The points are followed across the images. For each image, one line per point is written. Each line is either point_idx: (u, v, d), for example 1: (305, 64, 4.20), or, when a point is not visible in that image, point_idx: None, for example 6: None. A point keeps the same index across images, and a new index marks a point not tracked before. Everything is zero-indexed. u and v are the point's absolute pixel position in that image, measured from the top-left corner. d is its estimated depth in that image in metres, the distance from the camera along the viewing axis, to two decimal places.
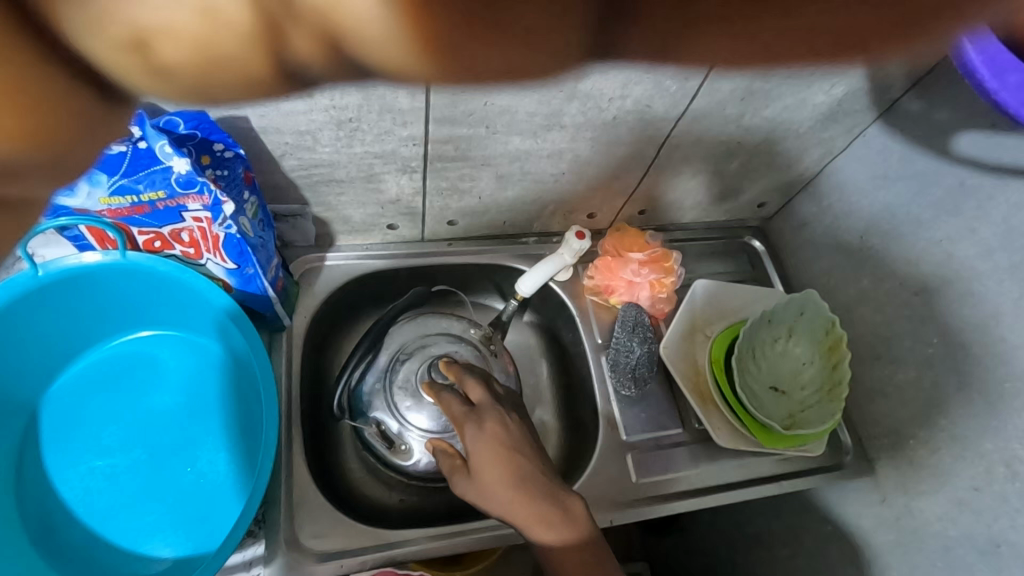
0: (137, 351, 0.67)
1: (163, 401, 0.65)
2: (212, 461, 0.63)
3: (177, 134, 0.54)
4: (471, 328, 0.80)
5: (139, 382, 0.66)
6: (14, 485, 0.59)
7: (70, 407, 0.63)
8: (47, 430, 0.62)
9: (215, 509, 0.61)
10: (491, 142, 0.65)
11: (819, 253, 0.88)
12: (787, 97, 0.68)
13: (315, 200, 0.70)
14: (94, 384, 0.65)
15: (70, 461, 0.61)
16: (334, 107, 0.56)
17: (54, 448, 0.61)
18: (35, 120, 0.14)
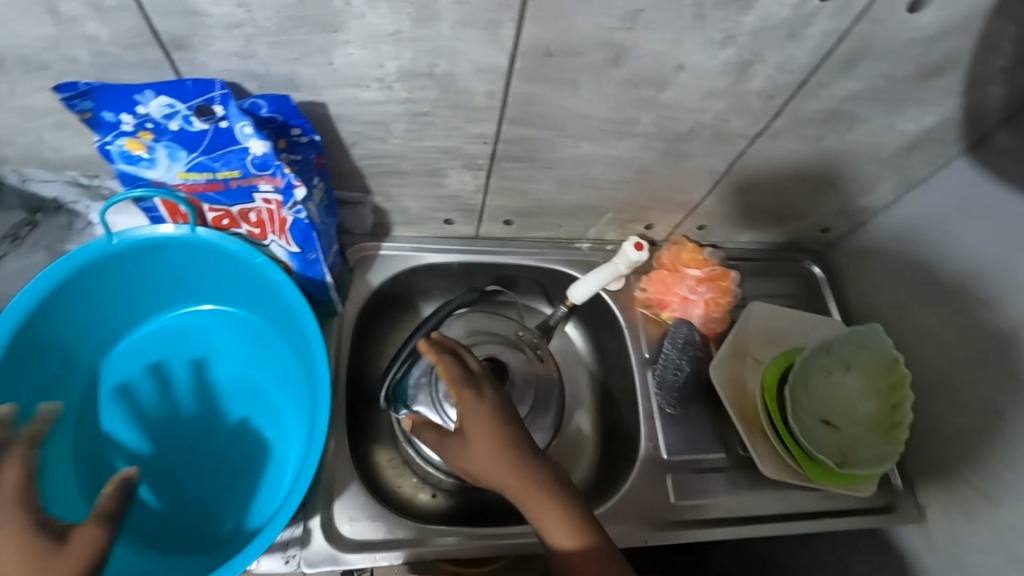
0: (195, 324, 0.68)
1: (219, 376, 0.66)
2: (259, 439, 0.64)
3: (259, 117, 0.53)
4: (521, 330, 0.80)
5: (196, 354, 0.67)
6: (72, 443, 0.61)
7: (128, 373, 0.65)
8: (106, 393, 0.64)
9: (258, 486, 0.61)
10: (560, 146, 0.64)
11: (882, 286, 0.84)
12: (872, 121, 0.65)
13: (377, 189, 0.69)
14: (152, 353, 0.66)
15: (125, 426, 0.62)
16: (410, 100, 0.55)
17: (111, 412, 0.63)
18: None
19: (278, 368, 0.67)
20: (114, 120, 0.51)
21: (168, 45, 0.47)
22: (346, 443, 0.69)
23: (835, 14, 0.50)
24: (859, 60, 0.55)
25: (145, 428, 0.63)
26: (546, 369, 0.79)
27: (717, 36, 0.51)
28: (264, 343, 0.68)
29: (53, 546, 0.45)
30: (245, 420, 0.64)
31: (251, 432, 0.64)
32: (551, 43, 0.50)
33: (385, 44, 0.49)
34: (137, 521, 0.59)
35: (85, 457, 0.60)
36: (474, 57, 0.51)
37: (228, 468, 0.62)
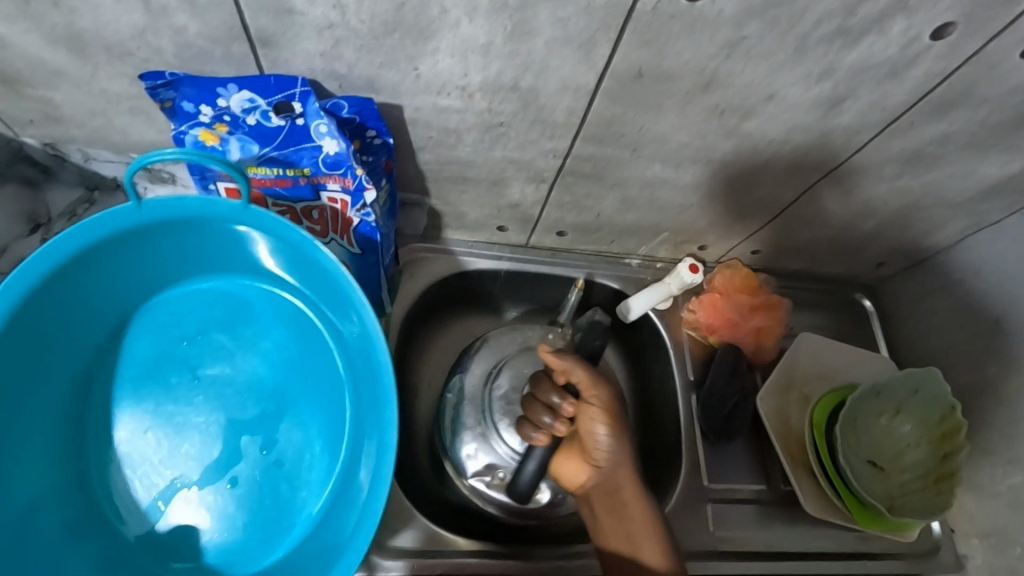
0: (220, 296, 0.56)
1: (249, 368, 0.55)
2: (292, 459, 0.54)
3: (339, 118, 0.52)
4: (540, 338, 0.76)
5: (220, 339, 0.55)
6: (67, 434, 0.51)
7: (139, 357, 0.54)
8: (108, 373, 0.53)
9: (285, 515, 0.53)
10: (631, 166, 0.62)
11: (934, 328, 0.82)
12: (956, 163, 0.62)
13: (437, 193, 0.68)
14: (169, 328, 0.54)
15: (132, 419, 0.52)
16: (488, 110, 0.54)
17: (113, 399, 0.52)
18: None
19: (321, 360, 0.56)
20: (193, 110, 0.50)
21: (255, 41, 0.46)
22: None
23: (942, 55, 0.48)
24: (957, 103, 0.53)
25: (153, 426, 0.52)
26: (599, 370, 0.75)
27: (815, 69, 0.49)
28: (303, 327, 0.56)
29: None
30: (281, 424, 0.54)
31: (282, 449, 0.54)
32: (644, 66, 0.48)
33: (474, 54, 0.47)
34: (162, 541, 0.51)
35: (79, 453, 0.51)
36: (563, 74, 0.49)
37: (260, 486, 0.53)
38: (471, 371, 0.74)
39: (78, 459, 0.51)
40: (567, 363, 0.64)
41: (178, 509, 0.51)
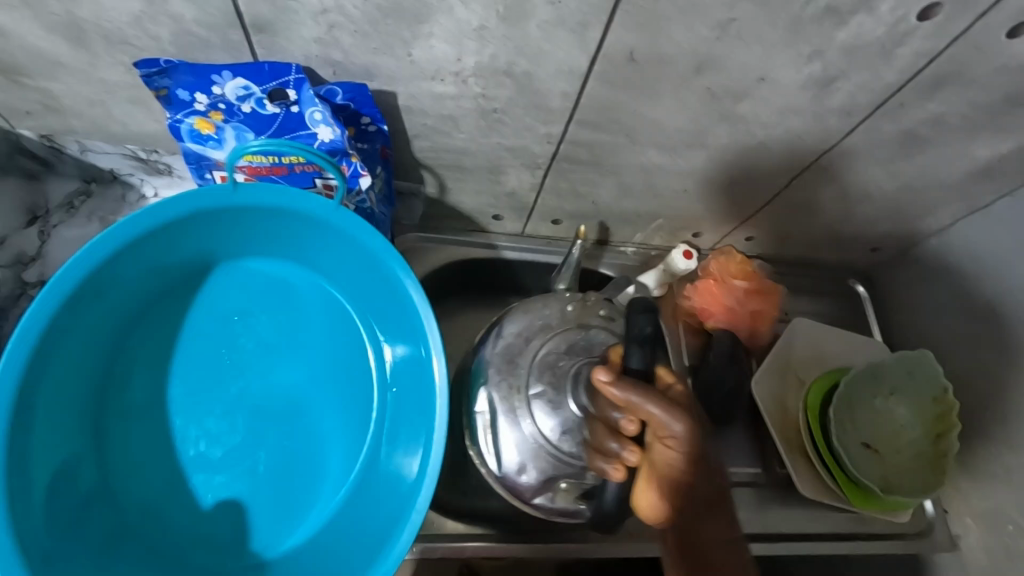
0: (279, 290, 0.60)
1: (293, 373, 0.58)
2: (330, 455, 0.57)
3: (332, 104, 0.52)
4: (553, 311, 0.64)
5: (276, 330, 0.58)
6: (118, 396, 0.54)
7: (192, 343, 0.56)
8: (165, 345, 0.56)
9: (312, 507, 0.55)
10: (626, 152, 0.62)
11: (928, 312, 0.83)
12: (949, 146, 0.63)
13: (433, 182, 0.69)
14: (231, 313, 0.58)
15: (184, 395, 0.55)
16: (483, 96, 0.54)
17: (167, 373, 0.55)
18: None
19: (362, 375, 0.59)
20: (188, 98, 0.51)
21: (250, 28, 0.47)
22: None
23: (931, 35, 0.49)
24: (947, 83, 0.54)
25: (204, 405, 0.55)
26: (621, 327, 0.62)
27: (806, 51, 0.49)
28: (345, 341, 0.59)
29: None
30: (318, 435, 0.57)
31: (324, 446, 0.57)
32: (636, 48, 0.49)
33: (469, 39, 0.48)
34: (188, 518, 0.53)
35: (127, 418, 0.54)
36: (557, 58, 0.50)
37: (296, 477, 0.56)
38: (492, 375, 0.61)
39: (119, 432, 0.53)
40: (631, 393, 0.44)
41: (212, 488, 0.54)
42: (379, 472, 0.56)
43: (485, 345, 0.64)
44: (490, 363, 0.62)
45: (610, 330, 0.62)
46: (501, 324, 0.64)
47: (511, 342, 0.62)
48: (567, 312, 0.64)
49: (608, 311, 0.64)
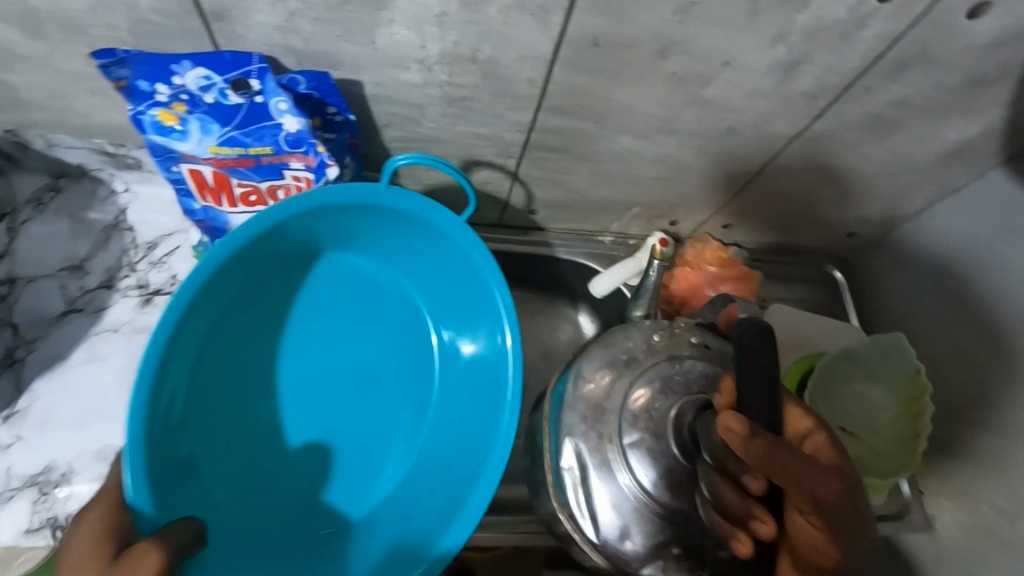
0: (377, 277, 0.68)
1: (369, 361, 0.66)
2: (405, 431, 0.65)
3: (296, 93, 0.52)
4: (637, 345, 0.58)
5: (374, 314, 0.67)
6: (243, 348, 0.63)
7: (305, 314, 0.65)
8: (279, 311, 0.64)
9: (382, 472, 0.64)
10: (598, 139, 0.62)
11: (905, 296, 0.83)
12: (917, 128, 0.63)
13: (406, 172, 0.68)
14: (335, 293, 0.66)
15: (292, 356, 0.64)
16: (450, 83, 0.54)
17: (280, 336, 0.64)
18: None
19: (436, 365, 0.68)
20: (149, 90, 0.50)
21: (208, 16, 0.46)
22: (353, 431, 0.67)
23: (892, 17, 0.49)
24: (911, 65, 0.54)
25: (310, 371, 0.64)
26: (720, 351, 0.56)
27: (769, 33, 0.50)
28: (417, 339, 0.68)
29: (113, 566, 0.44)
30: (385, 420, 0.65)
31: (401, 422, 0.65)
32: (599, 32, 0.49)
33: (430, 25, 0.47)
34: (275, 468, 0.62)
35: (241, 369, 0.62)
36: (521, 43, 0.49)
37: (374, 447, 0.64)
38: (582, 426, 0.55)
39: (236, 378, 0.62)
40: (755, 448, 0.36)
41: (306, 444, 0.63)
42: (442, 454, 0.65)
43: (566, 393, 0.58)
44: (574, 409, 0.56)
45: (707, 358, 0.55)
46: (583, 367, 0.58)
47: (597, 386, 0.56)
48: (653, 342, 0.58)
49: (698, 337, 0.58)
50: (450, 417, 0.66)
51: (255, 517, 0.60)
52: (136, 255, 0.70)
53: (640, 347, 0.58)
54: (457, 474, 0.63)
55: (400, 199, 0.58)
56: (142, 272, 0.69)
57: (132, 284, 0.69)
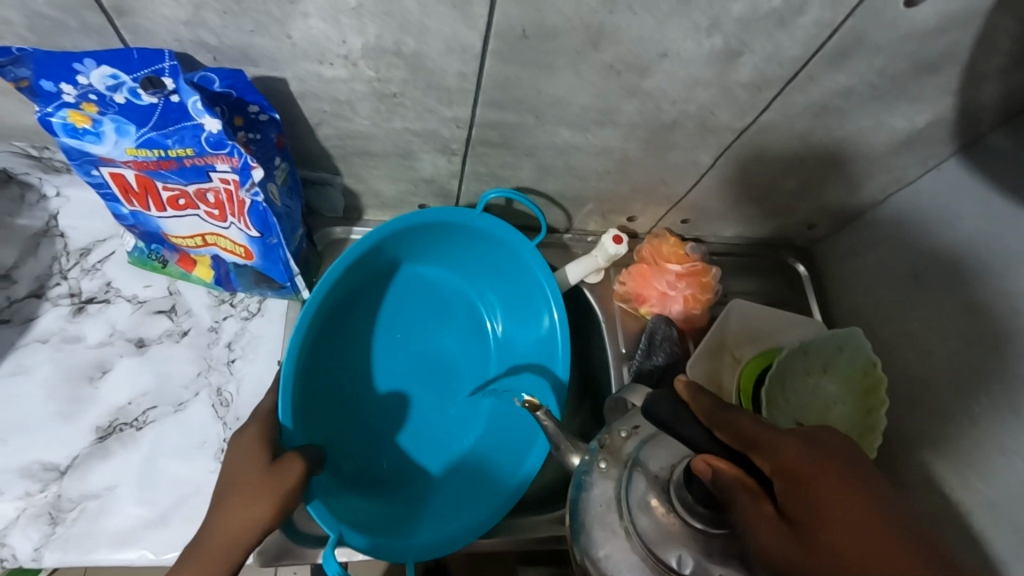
0: (450, 282, 0.76)
1: (441, 345, 0.73)
2: (466, 414, 0.72)
3: (211, 92, 0.50)
4: (602, 495, 0.46)
5: (446, 311, 0.75)
6: (335, 326, 0.69)
7: (391, 306, 0.73)
8: (366, 299, 0.72)
9: (440, 446, 0.70)
10: (539, 133, 0.61)
11: (862, 287, 0.82)
12: (865, 118, 0.62)
13: (347, 171, 0.66)
14: (417, 290, 0.74)
15: (375, 339, 0.71)
16: (378, 79, 0.52)
17: (367, 319, 0.71)
18: (242, 482, 0.51)
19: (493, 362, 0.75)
20: (54, 90, 0.47)
21: (110, 11, 0.44)
22: (339, 425, 0.67)
23: (827, 4, 0.48)
24: (851, 53, 0.53)
25: (390, 355, 0.71)
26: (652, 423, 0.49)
27: (702, 23, 0.48)
28: (479, 327, 0.76)
29: (269, 466, 0.53)
30: (451, 388, 0.72)
31: (463, 407, 0.72)
32: (526, 24, 0.47)
33: (347, 17, 0.45)
34: (346, 437, 0.67)
35: (334, 346, 0.69)
36: (444, 35, 0.48)
37: (439, 426, 0.70)
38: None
39: (330, 353, 0.68)
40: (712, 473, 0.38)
41: (382, 416, 0.69)
42: (494, 439, 0.71)
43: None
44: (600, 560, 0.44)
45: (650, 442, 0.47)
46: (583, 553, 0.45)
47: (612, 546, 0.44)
48: (604, 467, 0.48)
49: (624, 424, 0.50)
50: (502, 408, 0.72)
51: (339, 456, 0.65)
52: (68, 262, 0.67)
53: (600, 490, 0.47)
54: (507, 453, 0.69)
55: (491, 225, 0.69)
56: (74, 280, 0.67)
57: (63, 292, 0.66)
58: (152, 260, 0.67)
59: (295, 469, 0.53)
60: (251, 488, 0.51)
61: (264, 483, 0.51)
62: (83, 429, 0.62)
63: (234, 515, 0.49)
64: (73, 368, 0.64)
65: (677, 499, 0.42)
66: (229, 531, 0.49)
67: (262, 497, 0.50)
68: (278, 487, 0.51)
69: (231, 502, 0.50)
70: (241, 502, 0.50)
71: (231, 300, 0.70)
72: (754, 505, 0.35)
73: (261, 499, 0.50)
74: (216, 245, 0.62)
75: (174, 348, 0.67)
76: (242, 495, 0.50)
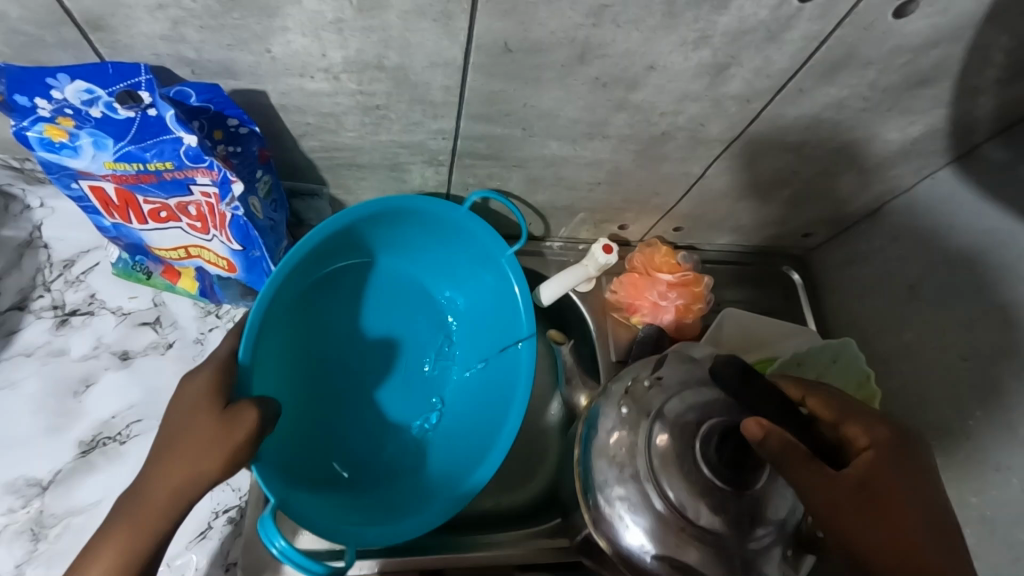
0: (421, 275, 0.72)
1: (407, 336, 0.70)
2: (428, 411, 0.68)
3: (188, 106, 0.49)
4: (616, 431, 0.56)
5: (413, 302, 0.71)
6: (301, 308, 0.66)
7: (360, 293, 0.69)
8: (333, 284, 0.68)
9: (398, 437, 0.66)
10: (527, 145, 0.60)
11: (857, 296, 0.81)
12: (857, 130, 0.62)
13: (334, 181, 0.65)
14: (388, 279, 0.70)
15: (341, 325, 0.68)
16: (361, 92, 0.51)
17: (335, 306, 0.68)
18: (189, 432, 0.47)
19: (459, 358, 0.71)
20: (29, 105, 0.47)
21: (84, 25, 0.43)
22: (295, 408, 0.63)
23: (817, 18, 0.47)
24: (843, 67, 0.52)
25: (354, 342, 0.68)
26: (673, 376, 0.56)
27: (690, 37, 0.47)
28: (444, 321, 0.72)
29: (222, 417, 0.48)
30: (414, 381, 0.69)
31: (422, 402, 0.68)
32: (510, 38, 0.46)
33: (327, 32, 0.45)
34: (304, 421, 0.63)
35: (297, 329, 0.65)
36: (428, 49, 0.47)
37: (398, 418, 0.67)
38: (644, 531, 0.52)
39: (292, 334, 0.65)
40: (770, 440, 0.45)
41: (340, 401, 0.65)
42: (450, 438, 0.67)
43: (611, 523, 0.53)
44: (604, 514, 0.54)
45: (669, 391, 0.55)
46: (600, 487, 0.55)
47: (631, 495, 0.53)
48: (625, 415, 0.56)
49: (648, 375, 0.57)
50: (461, 407, 0.69)
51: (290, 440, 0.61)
52: (52, 273, 0.67)
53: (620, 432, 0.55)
54: (463, 457, 0.65)
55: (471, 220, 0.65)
56: (57, 292, 0.66)
57: (47, 304, 0.66)
58: (136, 272, 0.66)
59: (245, 420, 0.48)
60: (197, 441, 0.46)
61: (211, 437, 0.47)
62: (66, 444, 0.61)
63: (178, 465, 0.46)
64: (56, 382, 0.63)
65: (701, 454, 0.50)
66: (174, 484, 0.46)
67: (207, 453, 0.46)
68: (224, 440, 0.47)
69: (177, 450, 0.46)
70: (185, 456, 0.46)
71: (217, 312, 0.69)
72: (814, 464, 0.44)
73: (204, 455, 0.46)
74: (200, 258, 0.61)
75: (158, 361, 0.66)
76: (187, 445, 0.46)
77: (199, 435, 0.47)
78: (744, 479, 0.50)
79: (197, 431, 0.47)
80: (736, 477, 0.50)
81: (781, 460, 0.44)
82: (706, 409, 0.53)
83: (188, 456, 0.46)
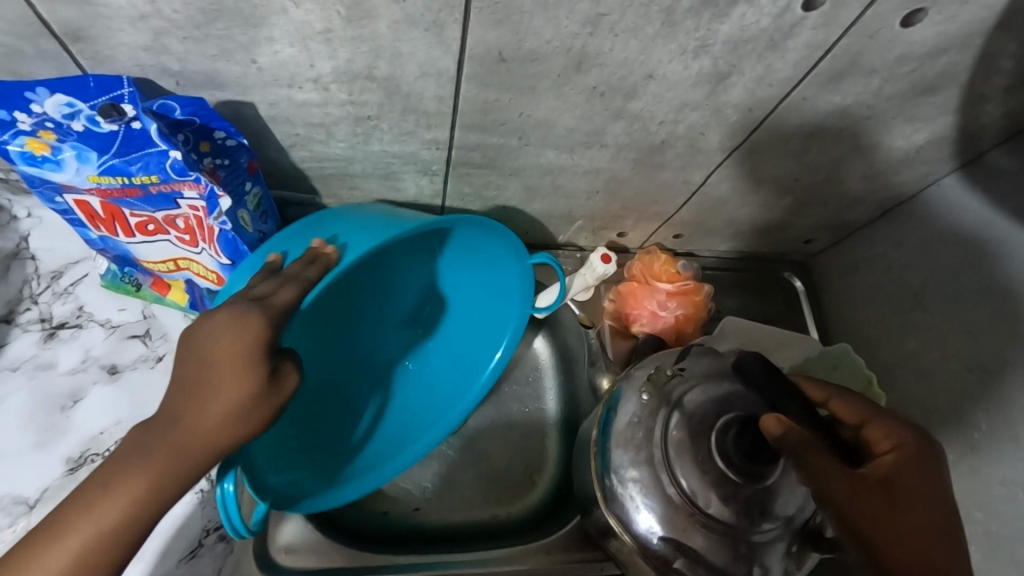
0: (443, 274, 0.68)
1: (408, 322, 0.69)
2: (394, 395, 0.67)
3: (173, 120, 0.47)
4: (635, 416, 0.55)
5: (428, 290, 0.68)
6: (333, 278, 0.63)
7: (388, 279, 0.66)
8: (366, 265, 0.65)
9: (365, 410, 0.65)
10: (523, 154, 0.58)
11: (860, 304, 0.80)
12: (860, 137, 0.60)
13: (326, 191, 0.64)
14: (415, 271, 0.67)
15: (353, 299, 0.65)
16: (352, 103, 0.50)
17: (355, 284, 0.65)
18: (220, 386, 0.40)
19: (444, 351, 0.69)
20: (9, 118, 0.45)
21: (63, 37, 0.42)
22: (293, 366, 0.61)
23: (820, 26, 0.45)
24: (846, 75, 0.51)
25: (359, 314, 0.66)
26: (697, 367, 0.56)
27: (689, 46, 0.46)
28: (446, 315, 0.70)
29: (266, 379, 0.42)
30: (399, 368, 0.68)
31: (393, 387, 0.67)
32: (503, 47, 0.45)
33: (315, 43, 0.43)
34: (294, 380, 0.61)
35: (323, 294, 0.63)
36: (419, 59, 0.45)
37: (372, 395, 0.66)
38: (656, 515, 0.51)
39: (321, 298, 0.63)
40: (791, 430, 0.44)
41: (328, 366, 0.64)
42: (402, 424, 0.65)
43: (623, 504, 0.52)
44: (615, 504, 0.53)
45: (693, 382, 0.55)
46: (613, 467, 0.53)
47: (643, 476, 0.52)
48: (644, 402, 0.55)
49: (670, 364, 0.57)
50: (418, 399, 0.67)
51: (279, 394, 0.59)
52: (39, 286, 0.65)
53: (640, 418, 0.54)
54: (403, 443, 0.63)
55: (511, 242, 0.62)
56: (45, 304, 0.65)
57: (34, 317, 0.65)
58: (125, 283, 0.65)
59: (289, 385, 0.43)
60: (229, 398, 0.40)
61: (254, 400, 0.41)
62: (54, 460, 0.60)
63: (206, 420, 0.39)
64: (44, 396, 0.62)
65: (716, 442, 0.50)
66: (196, 439, 0.39)
67: (241, 416, 0.40)
68: (265, 403, 0.42)
69: (206, 404, 0.39)
70: (211, 414, 0.39)
71: None
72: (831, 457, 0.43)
73: (240, 416, 0.40)
74: (189, 270, 0.60)
75: (148, 374, 0.64)
76: (214, 399, 0.39)
77: (236, 394, 0.40)
78: (760, 473, 0.50)
79: (235, 388, 0.40)
80: (750, 470, 0.50)
81: (799, 452, 0.43)
82: (725, 403, 0.53)
83: (216, 411, 0.39)
